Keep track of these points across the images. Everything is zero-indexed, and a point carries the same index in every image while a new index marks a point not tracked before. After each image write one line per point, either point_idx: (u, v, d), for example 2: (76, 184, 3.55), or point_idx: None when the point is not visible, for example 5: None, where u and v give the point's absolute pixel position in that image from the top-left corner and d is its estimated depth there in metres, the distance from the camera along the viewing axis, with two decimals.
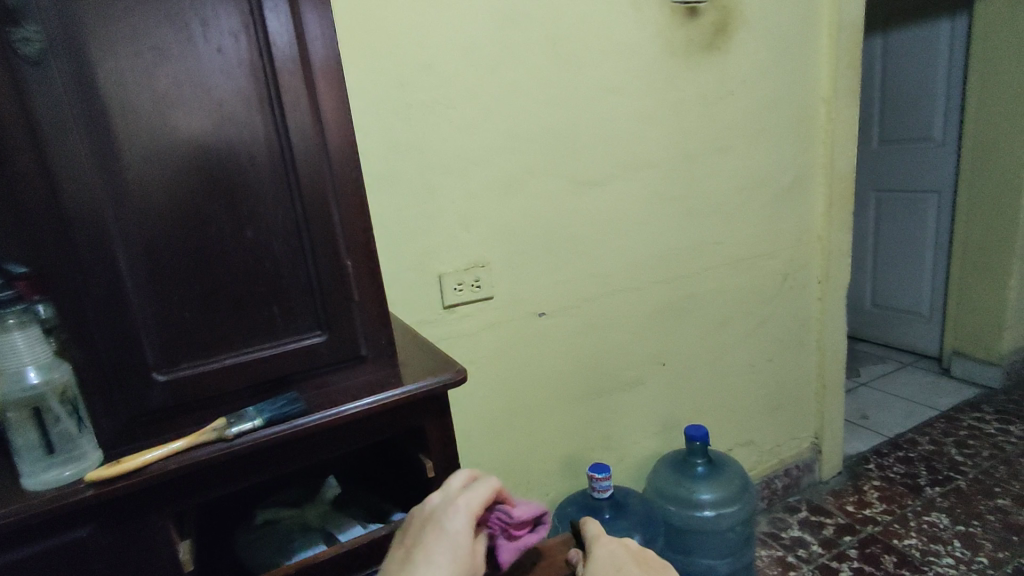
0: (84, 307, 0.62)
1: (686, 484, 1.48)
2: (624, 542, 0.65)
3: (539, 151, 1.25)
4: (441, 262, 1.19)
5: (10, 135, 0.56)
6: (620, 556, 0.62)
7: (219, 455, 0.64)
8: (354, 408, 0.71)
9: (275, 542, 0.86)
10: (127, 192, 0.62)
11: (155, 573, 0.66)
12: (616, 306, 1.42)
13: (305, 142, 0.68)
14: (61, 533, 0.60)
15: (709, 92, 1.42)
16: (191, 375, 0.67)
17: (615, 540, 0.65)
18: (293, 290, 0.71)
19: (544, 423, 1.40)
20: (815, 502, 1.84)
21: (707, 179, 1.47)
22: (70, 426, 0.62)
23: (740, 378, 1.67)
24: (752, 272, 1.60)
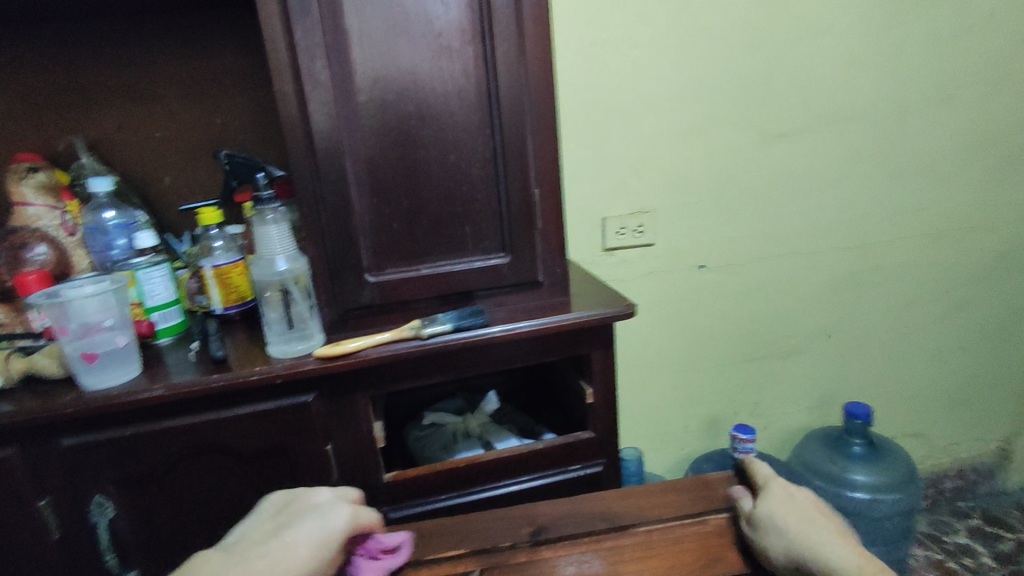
0: (320, 212, 0.72)
1: (838, 461, 1.38)
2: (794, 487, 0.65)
3: (722, 95, 1.18)
4: (608, 205, 1.20)
5: (278, 58, 0.67)
6: (798, 498, 0.62)
7: (415, 350, 0.73)
8: (529, 326, 0.76)
9: (440, 442, 0.96)
10: (358, 113, 0.71)
11: (355, 444, 0.78)
12: (784, 268, 1.33)
13: (509, 74, 0.72)
14: (293, 396, 0.73)
15: (933, 33, 1.23)
16: (394, 279, 0.77)
17: (790, 485, 0.64)
18: (484, 213, 0.77)
19: (691, 378, 1.38)
20: (993, 512, 1.62)
21: (914, 135, 1.29)
22: (304, 308, 0.75)
23: (919, 362, 1.50)
24: (953, 245, 1.40)
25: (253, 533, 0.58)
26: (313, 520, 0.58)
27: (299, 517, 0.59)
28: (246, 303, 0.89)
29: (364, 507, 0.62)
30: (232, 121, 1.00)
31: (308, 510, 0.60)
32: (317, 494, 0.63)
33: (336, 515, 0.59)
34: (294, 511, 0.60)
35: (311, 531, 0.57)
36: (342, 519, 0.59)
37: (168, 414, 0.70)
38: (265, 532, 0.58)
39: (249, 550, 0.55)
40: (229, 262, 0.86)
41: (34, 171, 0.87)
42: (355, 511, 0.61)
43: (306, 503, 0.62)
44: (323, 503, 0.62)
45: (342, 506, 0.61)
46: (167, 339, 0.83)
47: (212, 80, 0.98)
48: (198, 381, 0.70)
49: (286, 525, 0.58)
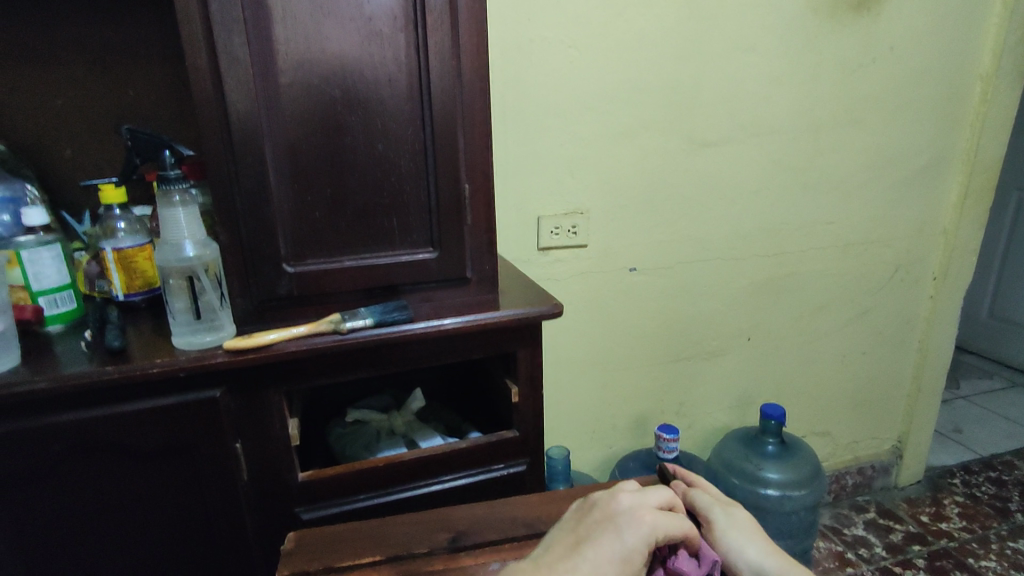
0: (235, 197, 0.68)
1: (753, 460, 1.45)
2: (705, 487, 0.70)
3: (655, 102, 1.21)
4: (543, 204, 1.21)
5: (191, 29, 0.62)
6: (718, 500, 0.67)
7: (334, 344, 0.71)
8: (455, 323, 0.75)
9: (362, 441, 0.93)
10: (279, 95, 0.67)
11: (267, 442, 0.74)
12: (709, 273, 1.38)
13: (441, 66, 0.70)
14: (199, 391, 0.68)
15: (849, 57, 1.31)
16: (315, 270, 0.73)
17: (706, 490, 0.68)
18: (413, 206, 0.75)
19: (618, 377, 1.41)
20: (886, 506, 1.75)
21: (830, 152, 1.37)
22: (215, 297, 0.71)
23: (827, 366, 1.60)
24: (861, 258, 1.50)
25: (556, 548, 0.54)
26: (610, 522, 0.55)
27: (594, 518, 0.56)
28: (153, 290, 0.83)
29: (654, 496, 0.59)
30: (142, 93, 0.92)
31: (608, 506, 0.57)
32: (620, 497, 0.58)
33: (629, 518, 0.55)
34: (592, 513, 0.57)
35: (608, 539, 0.53)
36: (638, 525, 0.54)
37: (54, 408, 0.64)
38: (570, 541, 0.54)
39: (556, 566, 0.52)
40: (135, 246, 0.79)
41: None
42: (632, 502, 0.57)
43: (590, 505, 0.58)
44: (622, 497, 0.58)
45: (637, 502, 0.57)
46: (57, 327, 0.76)
47: (120, 48, 0.90)
48: (90, 373, 0.64)
49: (591, 527, 0.55)
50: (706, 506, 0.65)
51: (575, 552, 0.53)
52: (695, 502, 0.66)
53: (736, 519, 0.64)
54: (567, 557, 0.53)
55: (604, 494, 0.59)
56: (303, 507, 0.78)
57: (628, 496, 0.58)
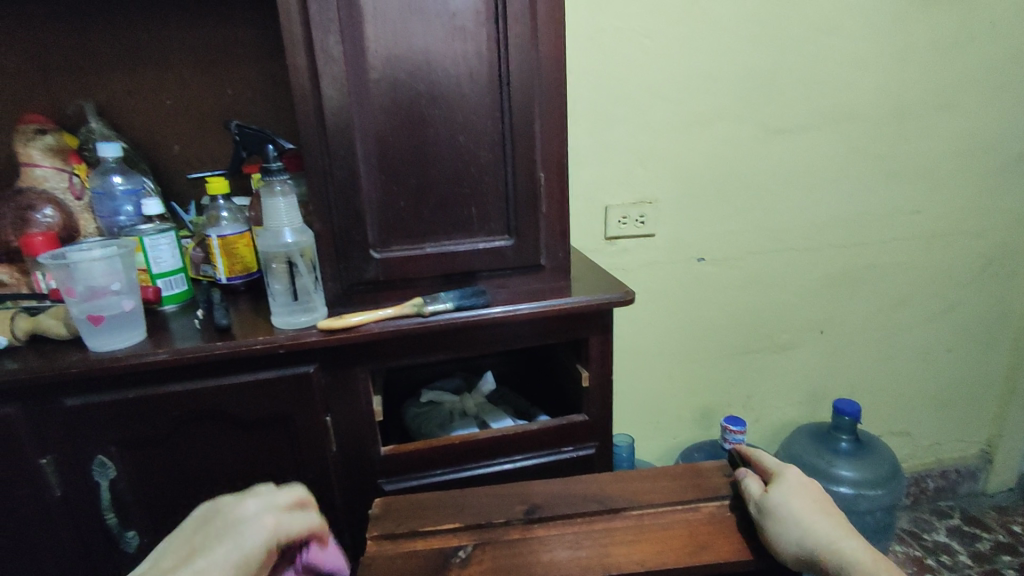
0: (329, 187, 0.73)
1: (824, 455, 1.39)
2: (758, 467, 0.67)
3: (728, 88, 1.18)
4: (610, 194, 1.21)
5: (292, 32, 0.67)
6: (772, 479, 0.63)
7: (417, 326, 0.75)
8: (530, 308, 0.78)
9: (436, 420, 0.97)
10: (369, 91, 0.71)
11: (354, 417, 0.79)
12: (781, 264, 1.35)
13: (520, 59, 0.72)
14: (295, 366, 0.74)
15: (941, 36, 1.24)
16: (399, 257, 0.78)
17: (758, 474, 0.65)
18: (491, 195, 0.78)
19: (684, 368, 1.40)
20: (972, 513, 1.65)
21: (918, 138, 1.30)
22: (309, 280, 0.77)
23: (909, 363, 1.53)
24: (950, 249, 1.42)
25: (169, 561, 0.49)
26: (227, 529, 0.50)
27: (213, 529, 0.51)
28: (251, 275, 0.90)
29: (271, 494, 0.55)
30: (241, 92, 1.00)
31: (226, 516, 0.52)
32: (241, 502, 0.53)
33: (243, 522, 0.51)
34: (213, 523, 0.51)
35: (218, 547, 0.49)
36: (257, 526, 0.50)
37: (172, 378, 0.72)
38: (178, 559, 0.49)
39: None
40: (235, 233, 0.87)
41: (42, 133, 0.87)
42: (257, 507, 0.53)
43: (210, 512, 0.52)
44: (246, 504, 0.53)
45: (261, 502, 0.53)
46: (171, 306, 0.85)
47: (222, 50, 0.98)
48: (203, 347, 0.71)
49: (208, 538, 0.50)
50: (759, 495, 0.62)
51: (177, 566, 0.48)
52: (750, 492, 0.63)
53: (786, 498, 0.59)
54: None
55: (230, 501, 0.54)
56: (385, 479, 0.83)
57: (254, 502, 0.53)
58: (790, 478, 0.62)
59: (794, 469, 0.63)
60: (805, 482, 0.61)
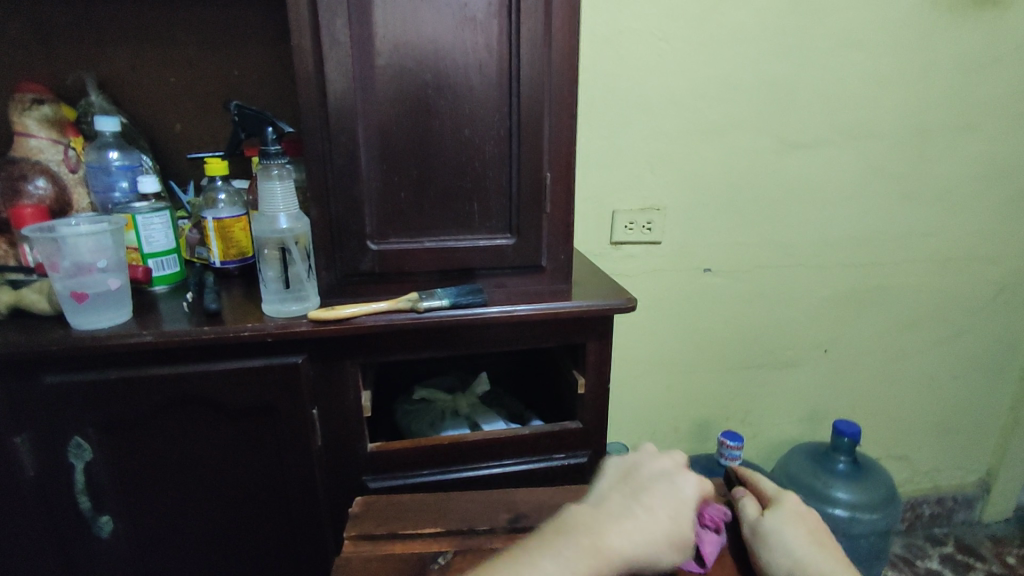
0: (327, 174, 0.71)
1: (821, 477, 1.36)
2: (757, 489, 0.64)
3: (746, 97, 1.16)
4: (618, 198, 1.19)
5: (298, 11, 0.65)
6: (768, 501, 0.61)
7: (410, 322, 0.73)
8: (528, 310, 0.76)
9: (428, 419, 0.95)
10: (374, 77, 0.69)
11: (341, 411, 0.77)
12: (788, 279, 1.32)
13: (532, 52, 0.70)
14: (283, 356, 0.72)
15: (965, 55, 1.21)
16: (396, 249, 0.76)
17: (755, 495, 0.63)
18: (494, 191, 0.76)
19: (683, 380, 1.38)
20: (967, 542, 1.62)
21: (936, 158, 1.27)
22: (302, 270, 0.75)
23: (912, 386, 1.50)
24: (961, 273, 1.39)
25: (618, 495, 0.57)
26: (662, 479, 0.58)
27: (645, 476, 0.59)
28: (246, 260, 0.88)
29: (677, 454, 0.63)
30: (247, 73, 0.98)
31: (644, 470, 0.60)
32: (658, 460, 0.61)
33: (677, 473, 0.60)
34: (634, 472, 0.60)
35: (667, 492, 0.57)
36: (694, 480, 0.59)
37: (156, 361, 0.70)
38: (625, 496, 0.57)
39: (617, 507, 0.55)
40: (233, 217, 0.84)
41: (39, 104, 0.84)
42: (676, 465, 0.61)
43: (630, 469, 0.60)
44: (659, 462, 0.61)
45: (652, 455, 0.62)
46: (162, 288, 0.83)
47: (230, 30, 0.95)
48: (190, 331, 0.69)
49: (641, 482, 0.58)
50: (754, 518, 0.59)
51: (636, 500, 0.56)
52: (744, 514, 0.60)
53: (784, 525, 0.57)
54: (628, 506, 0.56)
55: (638, 459, 0.62)
56: (370, 476, 0.81)
57: (668, 462, 0.62)
58: (787, 504, 0.60)
59: (791, 496, 0.61)
60: (801, 510, 0.59)
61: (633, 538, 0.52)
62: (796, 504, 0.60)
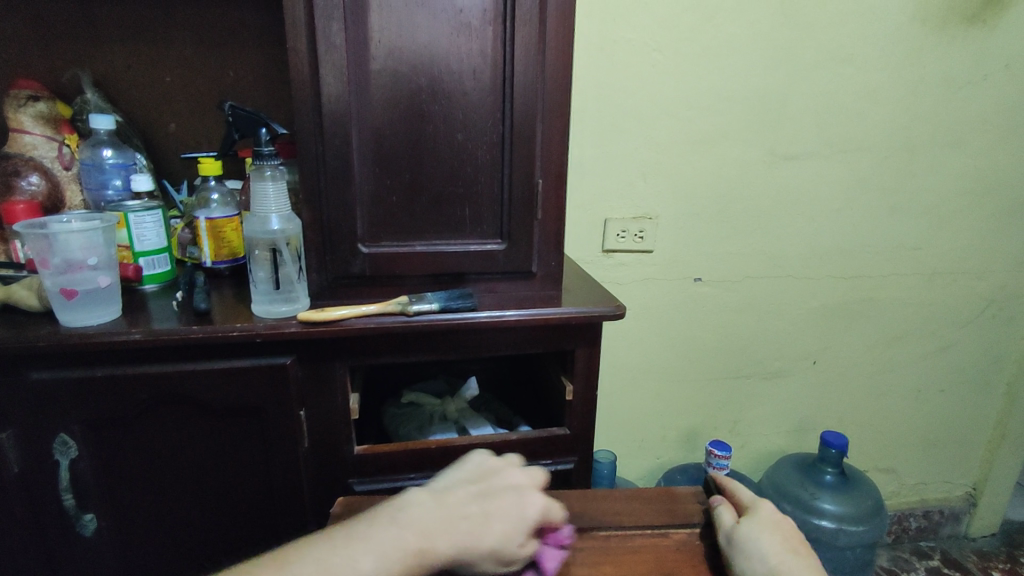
0: (320, 177, 0.71)
1: (808, 488, 1.36)
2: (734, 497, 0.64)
3: (738, 109, 1.17)
4: (611, 206, 1.20)
5: (295, 15, 0.65)
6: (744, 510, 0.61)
7: (399, 326, 0.73)
8: (517, 315, 0.76)
9: (416, 423, 0.95)
10: (369, 81, 0.70)
11: (328, 413, 0.77)
12: (778, 290, 1.33)
13: (526, 60, 0.71)
14: (271, 356, 0.72)
15: (954, 73, 1.23)
16: (387, 253, 0.76)
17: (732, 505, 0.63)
18: (486, 197, 0.77)
19: (673, 388, 1.38)
20: (953, 556, 1.63)
21: (924, 174, 1.29)
22: (293, 270, 0.75)
23: (899, 399, 1.51)
24: (949, 288, 1.40)
25: (458, 494, 0.58)
26: (510, 491, 0.59)
27: (493, 485, 0.59)
28: (237, 260, 0.88)
29: (540, 470, 0.62)
30: (244, 75, 0.98)
31: (495, 479, 0.60)
32: (510, 474, 0.61)
33: (530, 490, 0.60)
34: (485, 478, 0.61)
35: (511, 506, 0.57)
36: (540, 500, 0.59)
37: (145, 359, 0.70)
38: (467, 497, 0.58)
39: (450, 506, 0.56)
40: (225, 217, 0.85)
41: (35, 100, 0.85)
42: (532, 479, 0.61)
43: (488, 476, 0.61)
44: (507, 475, 0.61)
45: (509, 467, 0.62)
46: (152, 287, 0.83)
47: (228, 31, 0.96)
48: (179, 330, 0.69)
49: (487, 489, 0.59)
50: (730, 527, 0.59)
51: (478, 510, 0.56)
52: (721, 523, 0.61)
53: (757, 533, 0.57)
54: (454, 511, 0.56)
55: (497, 465, 0.63)
56: (357, 479, 0.81)
57: (517, 473, 0.62)
58: (762, 512, 0.60)
59: (767, 505, 0.61)
60: (777, 518, 0.60)
61: (450, 540, 0.53)
62: (772, 513, 0.60)
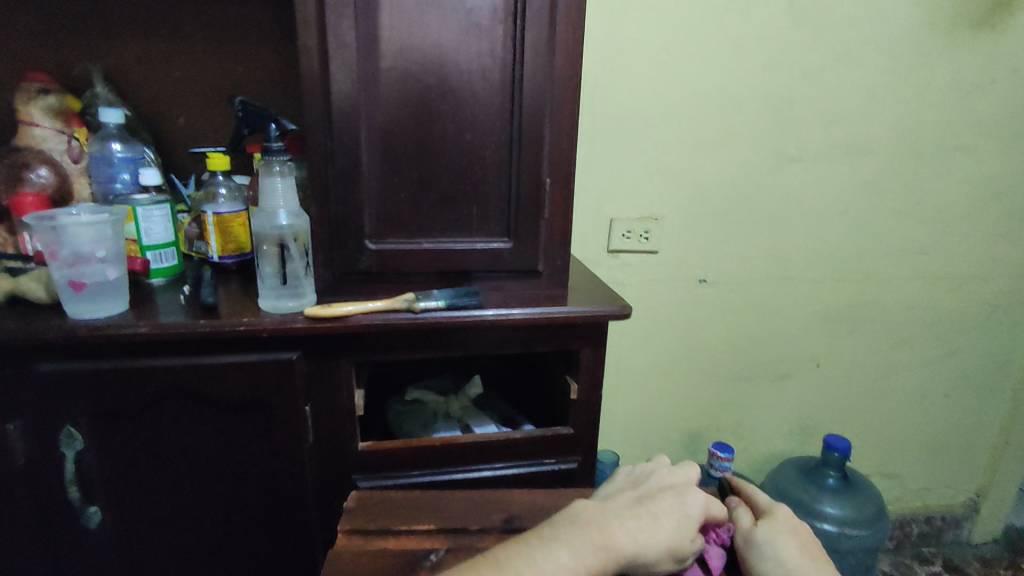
0: (328, 173, 0.72)
1: (810, 491, 1.36)
2: (752, 501, 0.64)
3: (745, 111, 1.17)
4: (616, 206, 1.20)
5: (305, 11, 0.65)
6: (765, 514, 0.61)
7: (406, 322, 0.73)
8: (523, 314, 0.76)
9: (419, 420, 0.95)
10: (378, 78, 0.70)
11: (333, 409, 0.77)
12: (783, 292, 1.33)
13: (536, 59, 0.71)
14: (277, 352, 0.73)
15: (962, 78, 1.22)
16: (394, 250, 0.76)
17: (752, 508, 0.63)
18: (493, 196, 0.77)
19: (676, 389, 1.38)
20: (955, 562, 1.62)
21: (932, 178, 1.29)
22: (300, 266, 0.75)
23: (903, 404, 1.50)
24: (954, 293, 1.40)
25: (620, 497, 0.58)
26: (669, 490, 0.59)
27: (650, 486, 0.60)
28: (244, 255, 0.88)
29: (688, 471, 0.64)
30: (252, 71, 0.98)
31: (650, 481, 0.61)
32: (665, 474, 0.62)
33: (688, 488, 0.60)
34: (640, 482, 0.62)
35: (674, 501, 0.57)
36: (701, 495, 0.59)
37: (152, 352, 0.70)
38: (633, 497, 0.58)
39: (614, 504, 0.57)
40: (232, 212, 0.85)
41: (45, 94, 0.85)
42: (684, 480, 0.62)
43: (642, 479, 0.62)
44: (661, 476, 0.62)
45: (662, 470, 0.63)
46: (160, 281, 0.83)
47: (237, 27, 0.96)
48: (186, 324, 0.69)
49: (646, 489, 0.60)
50: (746, 529, 0.59)
51: (639, 504, 0.57)
52: (736, 524, 0.61)
53: (774, 536, 0.57)
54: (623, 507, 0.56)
55: (649, 470, 0.64)
56: (360, 475, 0.81)
57: (670, 473, 0.63)
58: (780, 516, 0.60)
59: (784, 509, 0.61)
60: (794, 524, 0.59)
61: (627, 529, 0.53)
62: (791, 518, 0.60)
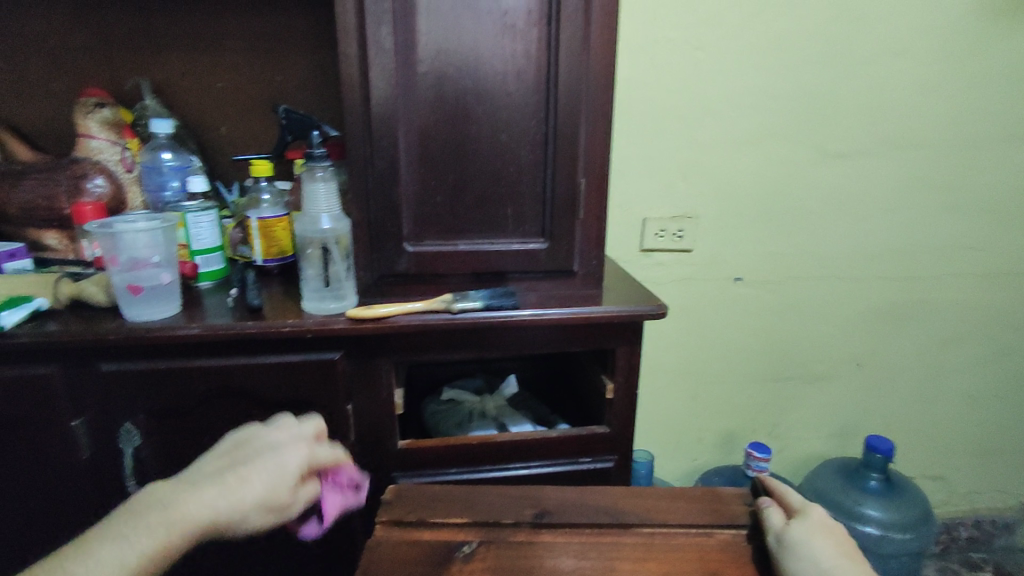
0: (368, 178, 0.73)
1: (851, 494, 1.32)
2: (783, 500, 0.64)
3: (782, 106, 1.15)
4: (649, 206, 1.19)
5: (345, 19, 0.67)
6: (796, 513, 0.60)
7: (444, 323, 0.74)
8: (559, 313, 0.76)
9: (455, 419, 0.97)
10: (415, 83, 0.71)
11: (374, 407, 0.79)
12: (822, 290, 1.30)
13: (570, 60, 0.71)
14: (321, 352, 0.75)
15: (1011, 67, 1.18)
16: (432, 251, 0.78)
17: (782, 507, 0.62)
18: (528, 196, 0.77)
19: (711, 389, 1.37)
20: (1006, 568, 1.57)
21: (979, 171, 1.25)
22: (342, 269, 0.77)
23: (950, 404, 1.46)
24: (1004, 289, 1.35)
25: (208, 467, 0.51)
26: (270, 450, 0.53)
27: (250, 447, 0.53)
28: (285, 259, 0.91)
29: (304, 426, 0.57)
30: (293, 79, 1.01)
31: (257, 441, 0.54)
32: (275, 432, 0.56)
33: (292, 445, 0.54)
34: (245, 443, 0.54)
35: (271, 460, 0.51)
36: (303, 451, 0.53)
37: (202, 352, 0.73)
38: (223, 464, 0.51)
39: (199, 476, 0.49)
40: (275, 217, 0.87)
41: (101, 107, 0.89)
42: (291, 435, 0.55)
43: (246, 438, 0.54)
44: (272, 433, 0.55)
45: (277, 429, 0.56)
46: (206, 284, 0.86)
47: (278, 37, 0.99)
48: (234, 325, 0.72)
49: (245, 454, 0.52)
50: (780, 529, 0.59)
51: (224, 471, 0.50)
52: (770, 524, 0.60)
53: (807, 536, 0.56)
54: (202, 478, 0.49)
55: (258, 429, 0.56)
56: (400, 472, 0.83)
57: (281, 432, 0.56)
58: (813, 516, 0.59)
59: (818, 508, 0.60)
60: (829, 524, 0.59)
61: (206, 504, 0.47)
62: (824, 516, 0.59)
